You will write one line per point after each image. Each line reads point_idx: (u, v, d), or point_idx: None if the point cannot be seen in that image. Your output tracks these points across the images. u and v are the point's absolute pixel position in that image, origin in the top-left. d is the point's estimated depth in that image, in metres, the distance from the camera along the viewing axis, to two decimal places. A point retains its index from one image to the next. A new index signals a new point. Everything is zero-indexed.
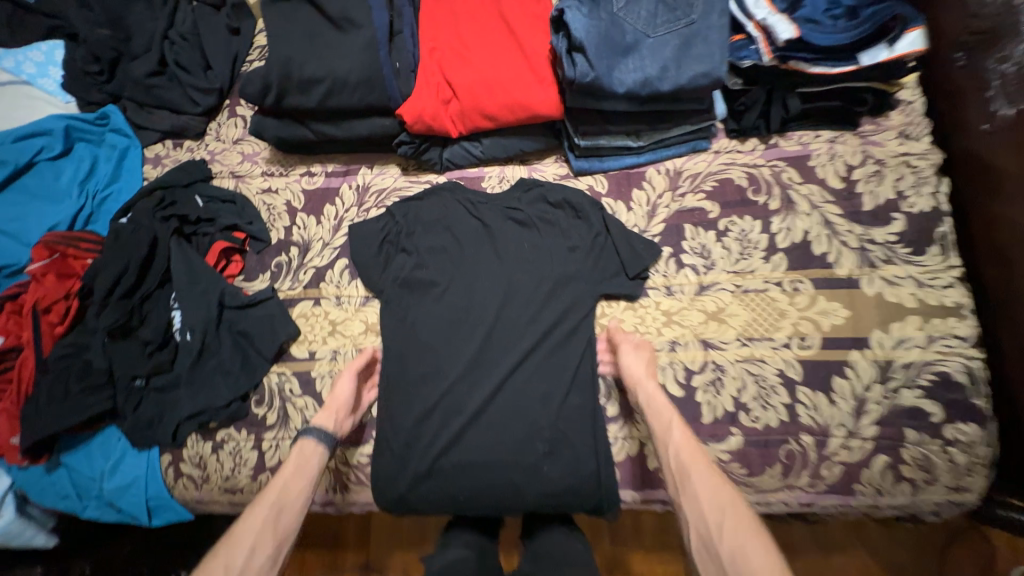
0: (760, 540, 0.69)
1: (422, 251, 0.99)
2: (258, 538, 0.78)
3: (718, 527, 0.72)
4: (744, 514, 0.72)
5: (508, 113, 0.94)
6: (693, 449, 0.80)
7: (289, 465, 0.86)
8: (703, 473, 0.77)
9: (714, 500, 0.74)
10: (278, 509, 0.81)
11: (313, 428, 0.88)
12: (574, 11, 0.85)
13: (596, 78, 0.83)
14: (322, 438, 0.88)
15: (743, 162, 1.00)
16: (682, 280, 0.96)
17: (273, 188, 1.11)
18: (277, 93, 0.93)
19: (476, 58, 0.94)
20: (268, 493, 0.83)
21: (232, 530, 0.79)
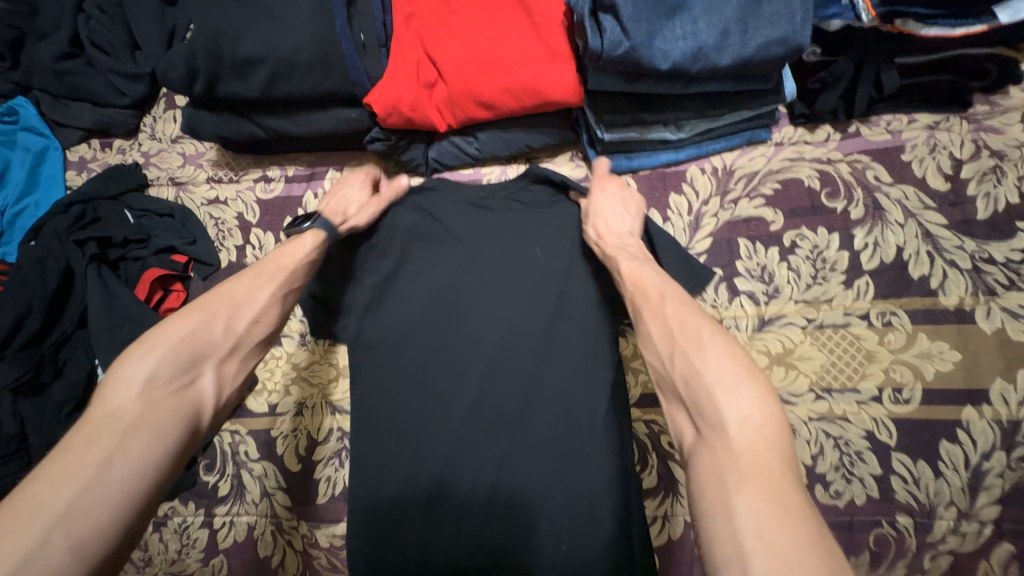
0: (721, 352, 0.47)
1: (408, 276, 0.78)
2: (265, 309, 0.60)
3: (665, 355, 0.52)
4: (705, 329, 0.51)
5: (511, 99, 0.72)
6: (649, 282, 0.60)
7: (297, 242, 0.67)
8: (654, 304, 0.56)
9: (670, 324, 0.53)
10: (287, 287, 0.62)
11: (321, 218, 0.71)
12: None
13: (631, 51, 0.60)
14: (325, 229, 0.70)
15: (813, 157, 0.79)
16: (738, 312, 0.75)
17: (221, 199, 0.90)
18: (208, 79, 0.71)
19: (466, 26, 0.72)
20: (277, 256, 0.64)
21: (230, 289, 0.59)
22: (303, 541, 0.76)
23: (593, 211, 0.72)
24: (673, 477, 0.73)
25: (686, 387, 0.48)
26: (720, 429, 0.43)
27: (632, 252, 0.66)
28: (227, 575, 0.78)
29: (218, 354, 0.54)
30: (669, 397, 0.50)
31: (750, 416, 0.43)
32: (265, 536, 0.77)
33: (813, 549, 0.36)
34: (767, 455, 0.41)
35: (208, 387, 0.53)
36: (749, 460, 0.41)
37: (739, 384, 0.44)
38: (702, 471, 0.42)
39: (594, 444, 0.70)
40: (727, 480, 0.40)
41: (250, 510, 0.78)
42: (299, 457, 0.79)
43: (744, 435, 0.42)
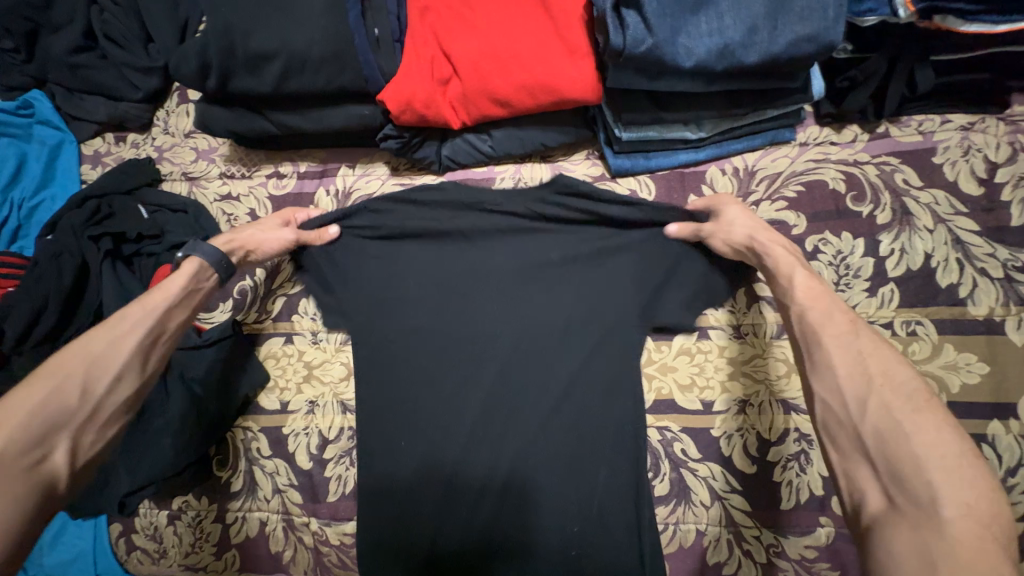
0: (930, 423, 0.46)
1: (412, 267, 0.77)
2: (129, 364, 0.62)
3: (853, 398, 0.50)
4: (909, 388, 0.49)
5: (527, 96, 0.70)
6: (830, 308, 0.57)
7: (174, 279, 0.69)
8: (843, 336, 0.54)
9: (869, 367, 0.51)
10: (154, 339, 0.65)
11: (206, 245, 0.72)
12: None
13: (654, 48, 0.58)
14: (209, 259, 0.71)
15: (839, 158, 0.76)
16: (756, 318, 0.73)
17: (234, 194, 0.90)
18: (220, 74, 0.70)
19: (483, 21, 0.70)
20: (149, 304, 0.66)
21: (96, 347, 0.61)
22: (313, 538, 0.77)
23: (721, 225, 0.68)
24: (687, 485, 0.71)
25: (880, 444, 0.47)
26: (927, 503, 0.42)
27: (800, 273, 0.62)
28: (239, 568, 0.79)
29: (77, 419, 0.57)
30: (845, 443, 0.49)
31: (970, 503, 0.41)
32: (276, 532, 0.78)
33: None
34: (984, 546, 0.40)
35: (64, 454, 0.55)
36: (961, 544, 0.40)
37: (958, 465, 0.43)
38: (901, 542, 0.42)
39: (608, 445, 0.70)
40: (933, 556, 0.40)
41: (262, 506, 0.79)
42: (310, 454, 0.79)
43: (961, 518, 0.41)
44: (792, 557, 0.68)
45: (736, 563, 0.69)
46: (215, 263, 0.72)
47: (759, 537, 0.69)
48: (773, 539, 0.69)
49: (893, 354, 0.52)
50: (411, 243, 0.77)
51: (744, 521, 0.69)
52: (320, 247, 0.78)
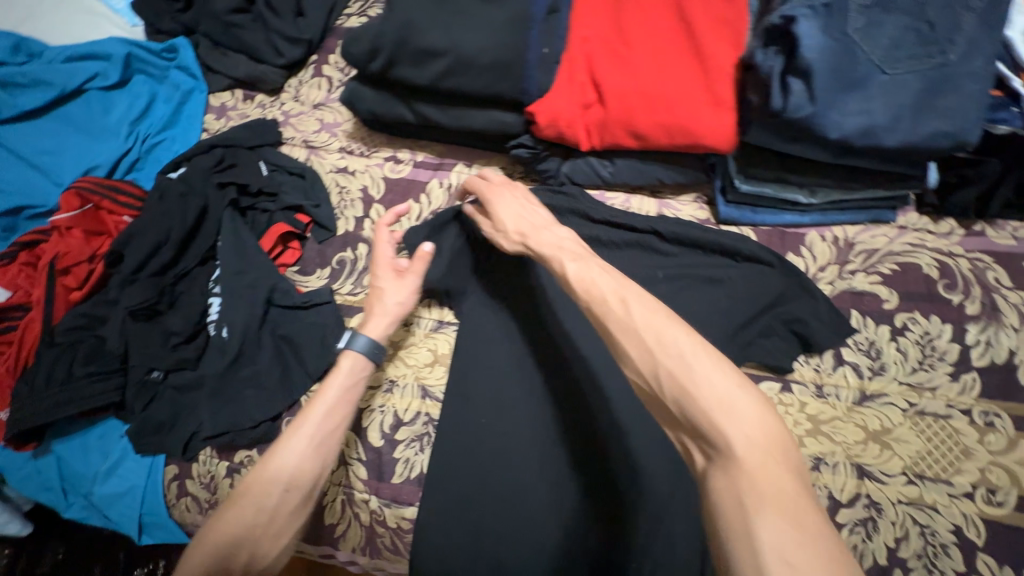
0: (709, 375, 0.47)
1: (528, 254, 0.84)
2: (296, 476, 0.59)
3: (652, 370, 0.49)
4: (659, 327, 0.51)
5: (664, 134, 0.75)
6: (603, 283, 0.57)
7: (334, 380, 0.66)
8: (628, 306, 0.53)
9: (646, 330, 0.51)
10: (317, 445, 0.62)
11: (362, 338, 0.69)
12: (810, 21, 0.62)
13: (810, 116, 0.63)
14: (361, 351, 0.69)
15: (935, 247, 0.81)
16: (839, 381, 0.76)
17: (350, 169, 0.93)
18: (386, 60, 0.75)
19: (637, 60, 0.75)
20: (317, 409, 0.63)
21: (272, 461, 0.60)
22: (371, 516, 0.77)
23: (500, 221, 0.74)
24: None
25: (679, 406, 0.47)
26: (732, 454, 0.44)
27: (571, 251, 0.64)
28: None
29: (257, 532, 0.58)
30: (666, 414, 0.50)
31: (753, 437, 0.44)
32: (335, 504, 0.78)
33: (822, 552, 0.40)
34: (778, 470, 0.43)
35: (245, 564, 0.57)
36: (762, 479, 0.43)
37: (736, 403, 0.45)
38: (722, 498, 0.43)
39: None
40: (746, 502, 0.42)
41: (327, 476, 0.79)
42: (382, 432, 0.80)
43: (753, 457, 0.43)
44: None
45: None
46: (373, 355, 0.69)
47: None
48: None
49: (657, 305, 0.53)
50: None
51: None
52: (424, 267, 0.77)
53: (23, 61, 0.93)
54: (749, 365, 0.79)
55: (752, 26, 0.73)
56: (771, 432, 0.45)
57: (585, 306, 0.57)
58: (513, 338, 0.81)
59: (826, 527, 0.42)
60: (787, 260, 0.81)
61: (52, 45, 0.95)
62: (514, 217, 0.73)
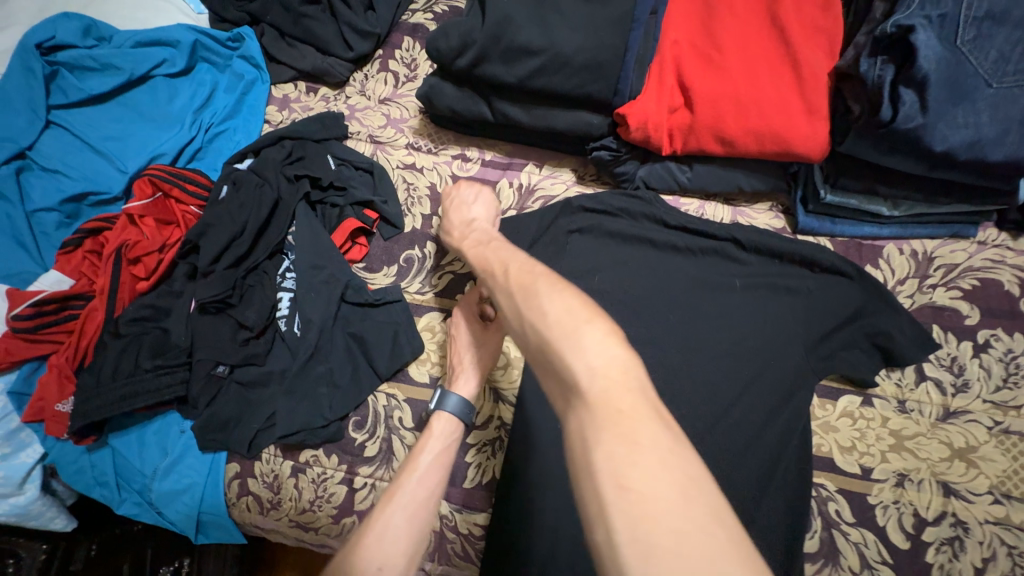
0: (558, 319, 0.46)
1: (603, 258, 0.83)
2: (388, 555, 0.56)
3: (518, 320, 0.50)
4: (530, 281, 0.51)
5: (754, 141, 0.74)
6: (500, 257, 0.59)
7: (427, 444, 0.68)
8: (512, 271, 0.55)
9: (517, 286, 0.52)
10: (410, 517, 0.60)
11: (450, 399, 0.72)
12: (926, 32, 0.62)
13: (919, 128, 0.63)
14: (458, 412, 0.72)
15: (1015, 263, 0.80)
16: (921, 397, 0.75)
17: (417, 165, 0.92)
18: (476, 55, 0.73)
19: (731, 65, 0.74)
20: (415, 484, 0.63)
21: (366, 535, 0.58)
22: (442, 522, 0.75)
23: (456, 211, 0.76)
24: (839, 549, 0.71)
25: (538, 347, 0.46)
26: (574, 386, 0.42)
27: (479, 238, 0.67)
28: None
29: None
30: (533, 362, 0.48)
31: (595, 365, 0.42)
32: None
33: (661, 469, 0.37)
34: (622, 391, 0.40)
35: None
36: (601, 404, 0.40)
37: (582, 332, 0.43)
38: (572, 435, 0.41)
39: (774, 486, 0.71)
40: (587, 434, 0.39)
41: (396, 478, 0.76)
42: None
43: (597, 384, 0.41)
44: None
45: None
46: (461, 418, 0.72)
47: None
48: None
49: (538, 266, 0.55)
50: (606, 241, 0.84)
51: None
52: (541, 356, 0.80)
53: (93, 44, 0.91)
54: (829, 377, 0.78)
55: (844, 40, 0.74)
56: (612, 354, 0.42)
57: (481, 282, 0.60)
58: None
59: (674, 442, 0.39)
60: (866, 273, 0.80)
61: (119, 29, 0.94)
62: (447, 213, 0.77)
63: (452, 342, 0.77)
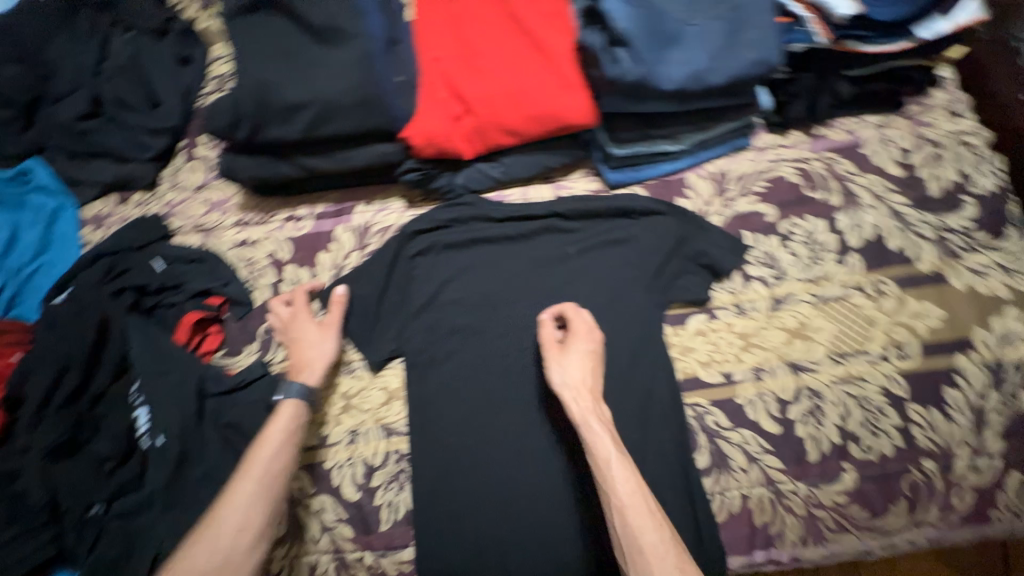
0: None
1: (450, 269, 0.87)
2: (247, 518, 0.66)
3: None
4: (662, 553, 0.62)
5: (533, 124, 0.81)
6: (643, 504, 0.65)
7: (274, 426, 0.72)
8: (649, 529, 0.64)
9: (659, 555, 0.62)
10: (261, 491, 0.68)
11: (295, 386, 0.75)
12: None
13: (641, 77, 0.72)
14: (304, 398, 0.75)
15: (791, 157, 0.91)
16: (752, 295, 0.84)
17: (251, 240, 0.92)
18: (252, 125, 0.76)
19: (489, 66, 0.81)
20: (245, 466, 0.69)
21: (219, 512, 0.66)
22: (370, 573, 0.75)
23: (559, 362, 0.74)
24: (726, 454, 0.77)
25: None
26: None
27: (622, 454, 0.68)
28: None
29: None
30: None
31: None
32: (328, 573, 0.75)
33: None
34: None
35: None
36: None
37: None
38: None
39: (654, 421, 0.77)
40: None
41: (312, 549, 0.76)
42: (356, 485, 0.78)
43: None
44: (826, 504, 0.75)
45: (779, 520, 0.75)
46: (310, 401, 0.75)
47: (796, 491, 0.75)
48: (808, 491, 0.75)
49: (673, 535, 0.65)
50: (447, 253, 0.88)
51: (780, 478, 0.75)
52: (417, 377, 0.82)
53: None
54: (672, 305, 0.85)
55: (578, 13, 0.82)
56: None
57: (617, 519, 0.65)
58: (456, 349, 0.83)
59: None
60: (677, 205, 0.89)
61: None
62: (580, 395, 0.71)
63: (292, 343, 0.80)
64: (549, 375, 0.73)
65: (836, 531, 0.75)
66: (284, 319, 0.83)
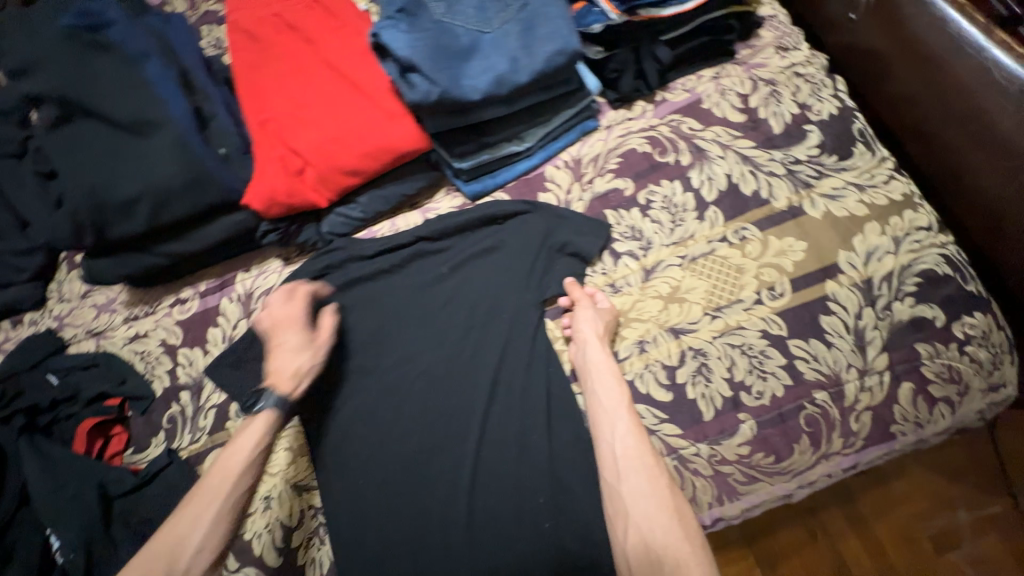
0: (658, 493, 0.67)
1: None
2: (206, 539, 0.69)
3: (642, 540, 0.65)
4: (654, 495, 0.67)
5: (370, 160, 0.82)
6: (641, 453, 0.69)
7: (243, 439, 0.75)
8: (647, 472, 0.68)
9: (654, 492, 0.67)
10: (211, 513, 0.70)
11: (274, 394, 0.77)
12: (392, 28, 0.73)
13: (443, 94, 0.72)
14: (278, 410, 0.77)
15: (638, 128, 0.93)
16: (624, 272, 0.85)
17: (142, 333, 0.94)
18: (94, 229, 0.77)
19: (315, 116, 0.83)
20: (220, 477, 0.72)
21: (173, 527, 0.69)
22: None
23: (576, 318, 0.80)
24: None
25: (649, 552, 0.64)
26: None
27: (627, 408, 0.73)
28: None
29: None
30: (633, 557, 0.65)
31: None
32: None
33: None
34: None
35: None
36: None
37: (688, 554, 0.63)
38: None
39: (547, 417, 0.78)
40: None
41: None
42: (278, 550, 0.76)
43: None
44: (731, 459, 0.75)
45: (689, 485, 0.75)
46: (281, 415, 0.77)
47: (698, 453, 0.75)
48: (711, 450, 0.75)
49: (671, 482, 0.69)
50: (327, 301, 0.89)
51: (680, 443, 0.76)
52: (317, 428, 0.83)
53: None
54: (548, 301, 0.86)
55: None
56: None
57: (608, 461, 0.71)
58: (350, 392, 0.84)
59: None
60: (539, 202, 0.90)
61: None
62: (600, 341, 0.78)
63: (274, 348, 0.80)
64: (580, 322, 0.79)
65: (747, 483, 0.75)
66: (269, 323, 0.82)
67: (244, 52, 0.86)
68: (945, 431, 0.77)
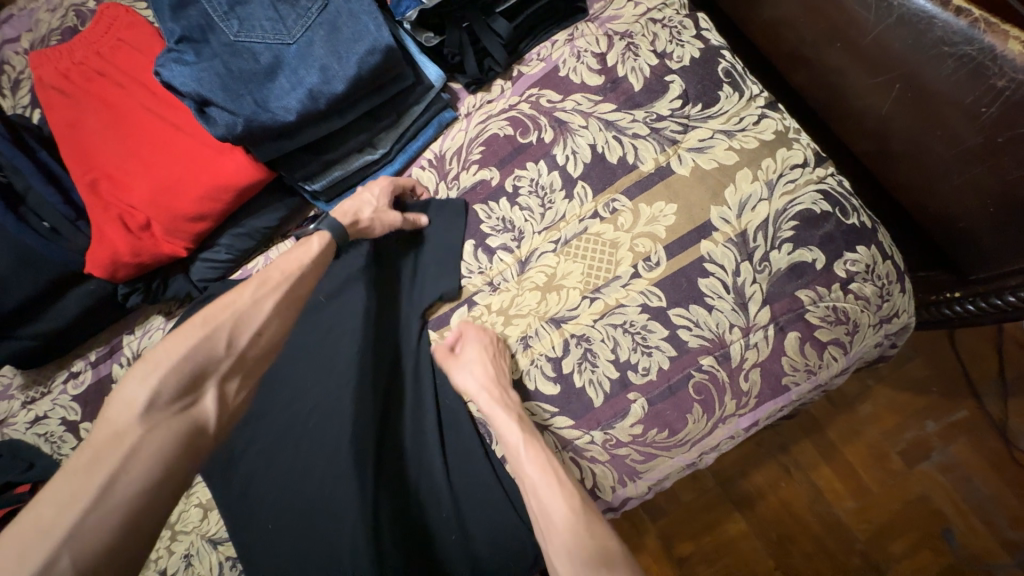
0: (562, 503, 0.63)
1: None
2: (268, 325, 0.68)
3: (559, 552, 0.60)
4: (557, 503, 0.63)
5: (209, 201, 0.78)
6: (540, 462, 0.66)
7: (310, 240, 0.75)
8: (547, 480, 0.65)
9: (558, 501, 0.63)
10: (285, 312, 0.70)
11: (331, 219, 0.77)
12: (177, 63, 0.71)
13: (248, 122, 0.71)
14: (332, 232, 0.76)
15: (498, 111, 0.86)
16: (500, 267, 0.82)
17: (41, 414, 0.92)
18: None
19: (144, 166, 0.78)
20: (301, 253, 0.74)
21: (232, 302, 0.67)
22: None
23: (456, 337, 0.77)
24: None
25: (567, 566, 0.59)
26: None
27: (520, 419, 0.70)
28: None
29: (216, 367, 0.63)
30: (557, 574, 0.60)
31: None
32: None
33: None
34: None
35: (207, 402, 0.61)
36: None
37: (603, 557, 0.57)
38: None
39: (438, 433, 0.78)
40: None
41: None
42: None
43: None
44: (626, 441, 0.74)
45: (589, 473, 0.74)
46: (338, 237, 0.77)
47: (593, 441, 0.74)
48: (604, 435, 0.74)
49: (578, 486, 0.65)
50: None
51: (574, 434, 0.75)
52: (222, 479, 0.82)
53: None
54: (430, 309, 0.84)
55: None
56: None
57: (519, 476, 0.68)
58: (252, 438, 0.84)
59: None
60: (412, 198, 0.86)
61: None
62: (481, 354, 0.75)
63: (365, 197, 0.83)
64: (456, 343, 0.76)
65: (646, 461, 0.74)
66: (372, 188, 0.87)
67: (58, 110, 0.81)
68: (843, 373, 0.75)
